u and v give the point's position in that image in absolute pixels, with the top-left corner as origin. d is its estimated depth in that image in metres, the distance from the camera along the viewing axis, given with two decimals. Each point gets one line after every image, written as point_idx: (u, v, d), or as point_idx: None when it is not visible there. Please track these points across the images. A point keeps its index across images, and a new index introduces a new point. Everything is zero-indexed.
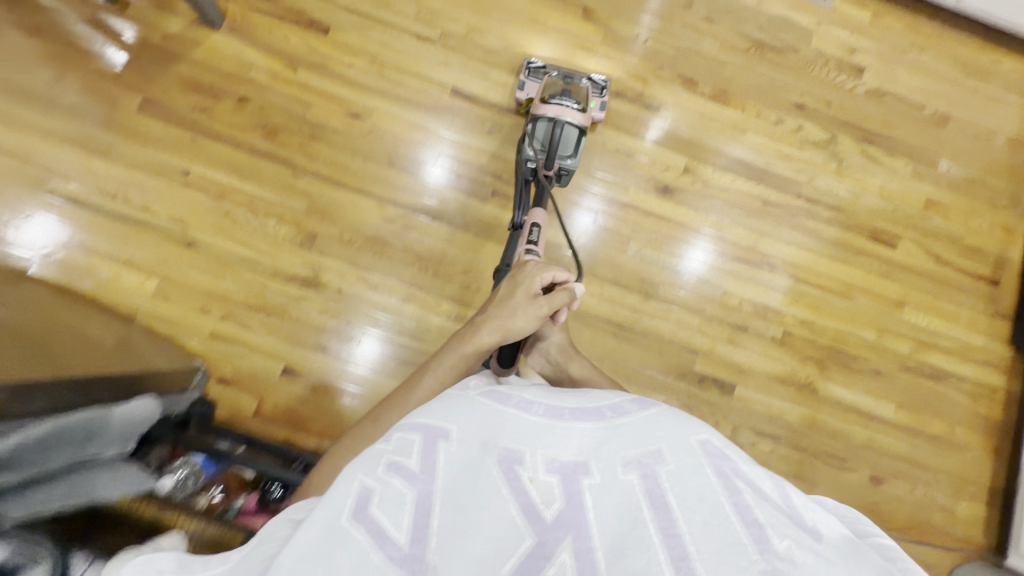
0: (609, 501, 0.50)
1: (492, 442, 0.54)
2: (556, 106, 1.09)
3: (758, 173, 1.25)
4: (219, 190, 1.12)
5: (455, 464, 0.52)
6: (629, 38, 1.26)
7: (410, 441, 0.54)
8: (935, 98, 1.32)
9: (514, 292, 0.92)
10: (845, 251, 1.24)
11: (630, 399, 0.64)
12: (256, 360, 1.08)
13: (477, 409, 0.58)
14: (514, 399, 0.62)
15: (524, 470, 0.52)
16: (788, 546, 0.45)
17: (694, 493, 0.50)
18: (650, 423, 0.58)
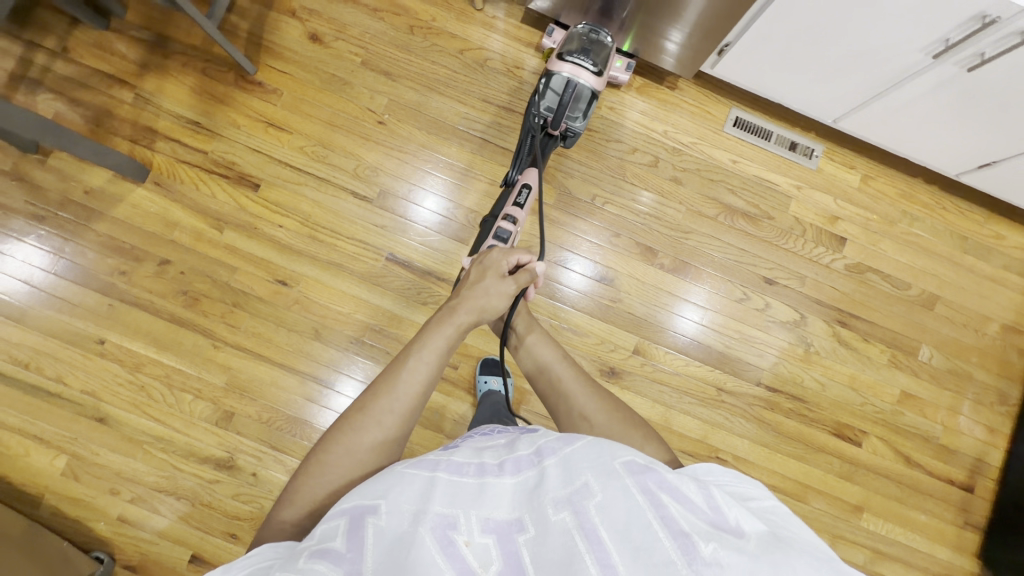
0: (546, 554, 0.43)
1: (421, 507, 0.46)
2: (571, 65, 0.99)
3: (715, 355, 1.16)
4: (134, 362, 1.07)
5: (388, 539, 0.44)
6: (584, 202, 1.17)
7: (336, 526, 0.45)
8: (922, 276, 1.20)
9: (484, 273, 0.80)
10: (805, 447, 1.15)
11: (557, 434, 0.54)
12: (163, 547, 1.04)
13: (399, 474, 0.49)
14: (444, 460, 0.51)
15: (459, 534, 0.45)
16: (715, 553, 0.40)
17: (624, 519, 0.43)
18: (577, 454, 0.49)
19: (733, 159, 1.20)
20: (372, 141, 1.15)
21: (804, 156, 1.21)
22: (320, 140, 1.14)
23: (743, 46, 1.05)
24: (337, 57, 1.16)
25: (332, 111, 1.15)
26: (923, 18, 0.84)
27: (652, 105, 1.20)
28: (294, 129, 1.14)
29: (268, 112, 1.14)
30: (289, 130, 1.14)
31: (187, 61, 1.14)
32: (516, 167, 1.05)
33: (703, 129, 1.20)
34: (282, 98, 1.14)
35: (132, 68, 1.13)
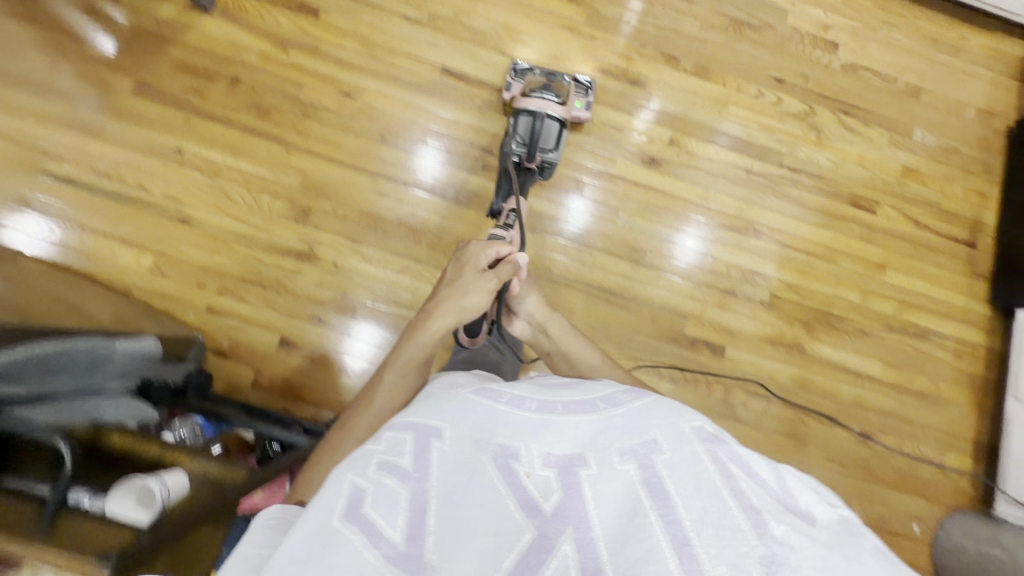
0: (608, 493, 0.47)
1: (485, 439, 0.52)
2: (537, 100, 1.15)
3: (742, 144, 1.29)
4: (213, 169, 1.14)
5: (452, 461, 0.49)
6: (610, 21, 1.31)
7: (401, 441, 0.51)
8: (906, 72, 1.38)
9: (461, 271, 0.94)
10: (828, 217, 1.28)
11: (623, 391, 0.63)
12: (253, 333, 1.09)
13: (469, 407, 0.56)
14: (506, 395, 0.60)
15: (520, 466, 0.50)
16: (785, 533, 0.43)
17: (691, 481, 0.47)
18: (642, 412, 0.56)
19: None
20: None
21: None
22: None
23: None
24: None
25: None
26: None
27: None
28: None
29: None
30: None
31: None
32: (499, 195, 1.15)
33: None
34: None
35: None
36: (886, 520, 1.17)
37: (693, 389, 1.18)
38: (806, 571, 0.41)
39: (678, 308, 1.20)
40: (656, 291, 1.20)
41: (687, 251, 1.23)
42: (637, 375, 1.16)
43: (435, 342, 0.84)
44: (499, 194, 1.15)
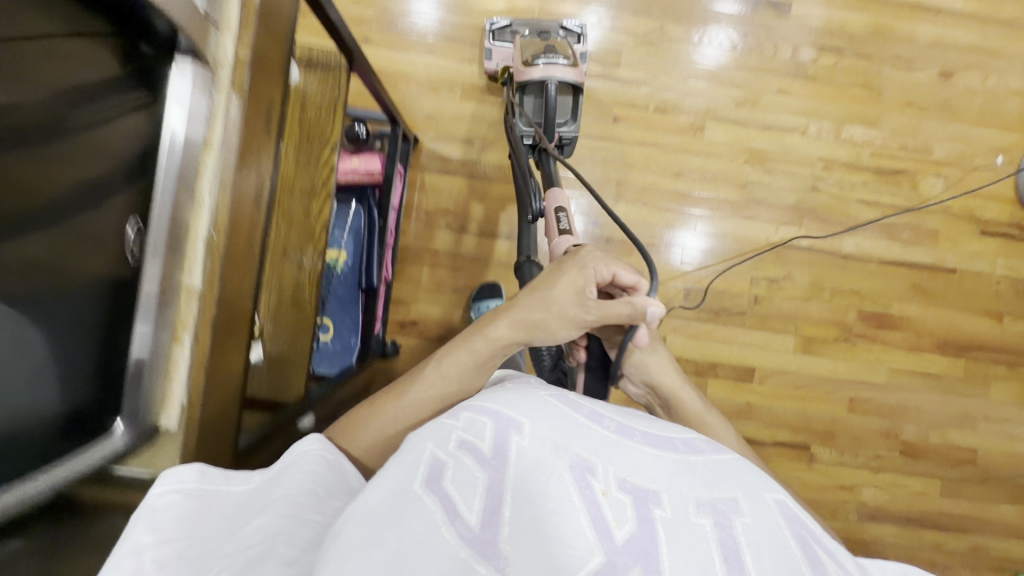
0: (682, 539, 0.37)
1: (564, 444, 0.43)
2: (542, 67, 0.88)
3: None
4: None
5: (529, 458, 0.42)
6: None
7: (481, 425, 0.45)
8: None
9: (554, 282, 0.60)
10: None
11: (705, 437, 0.51)
12: None
13: (549, 408, 0.48)
14: (587, 410, 0.51)
15: (597, 482, 0.40)
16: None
17: (775, 549, 0.36)
18: (726, 468, 0.45)
19: None
20: None
21: None
22: None
23: None
24: None
25: None
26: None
27: None
28: None
29: None
30: None
31: None
32: (531, 191, 0.76)
33: None
34: None
35: None
36: (969, 158, 1.15)
37: (759, 56, 1.13)
38: None
39: None
40: None
41: None
42: (697, 50, 1.12)
43: (492, 356, 0.60)
44: (530, 191, 0.76)
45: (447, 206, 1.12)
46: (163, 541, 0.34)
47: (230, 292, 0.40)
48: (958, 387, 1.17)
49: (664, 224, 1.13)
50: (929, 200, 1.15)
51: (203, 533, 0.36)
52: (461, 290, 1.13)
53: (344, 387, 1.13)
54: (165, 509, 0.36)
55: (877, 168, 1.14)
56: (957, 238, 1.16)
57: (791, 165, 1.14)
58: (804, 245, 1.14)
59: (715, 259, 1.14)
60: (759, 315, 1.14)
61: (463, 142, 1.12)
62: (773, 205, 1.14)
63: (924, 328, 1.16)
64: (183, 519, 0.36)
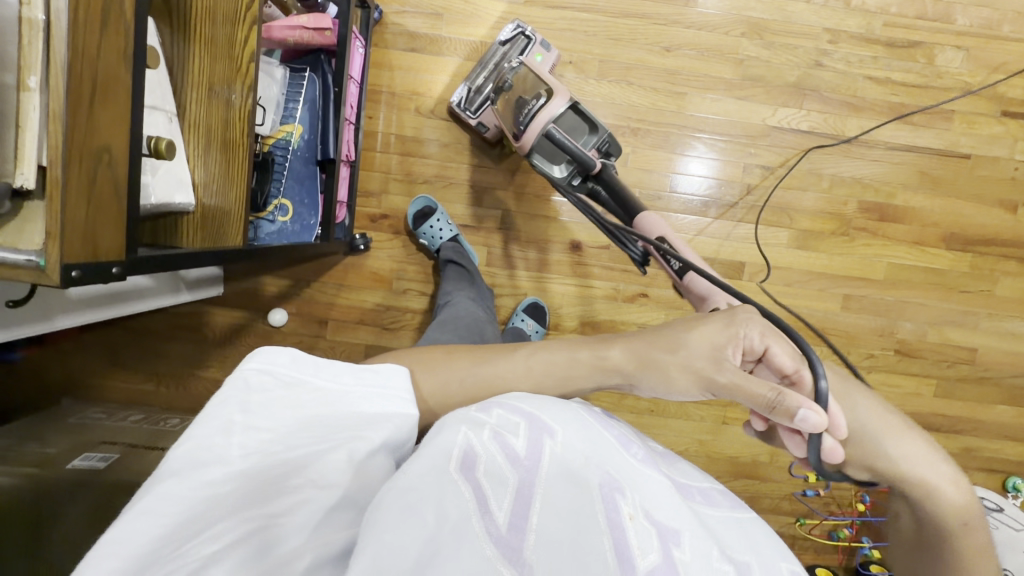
0: None
1: (600, 458, 0.38)
2: (539, 115, 0.79)
3: None
4: None
5: (562, 467, 0.37)
6: None
7: (512, 422, 0.39)
8: None
9: (686, 328, 0.48)
10: None
11: (723, 490, 0.44)
12: None
13: (590, 419, 0.42)
14: (615, 428, 0.44)
15: (626, 504, 0.35)
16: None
17: None
18: (740, 523, 0.40)
19: None
20: None
21: None
22: None
23: None
24: None
25: None
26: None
27: None
28: None
29: None
30: None
31: None
32: (625, 240, 0.84)
33: None
34: None
35: None
36: (994, 27, 1.03)
37: None
38: None
39: None
40: None
41: None
42: None
43: (596, 372, 0.48)
44: (625, 240, 0.84)
45: (416, 89, 1.04)
46: (248, 427, 0.36)
47: (93, 55, 0.35)
48: (961, 284, 1.10)
49: (650, 106, 1.04)
50: (945, 77, 1.04)
51: (282, 432, 0.37)
52: (433, 181, 1.07)
53: (314, 284, 1.10)
54: (258, 392, 0.39)
55: (890, 41, 1.03)
56: (974, 120, 1.05)
57: (793, 37, 1.03)
58: (803, 129, 1.05)
59: (704, 146, 1.06)
60: (750, 208, 1.07)
61: (430, 16, 1.02)
62: (770, 84, 1.04)
63: (930, 220, 1.08)
64: (270, 403, 0.38)
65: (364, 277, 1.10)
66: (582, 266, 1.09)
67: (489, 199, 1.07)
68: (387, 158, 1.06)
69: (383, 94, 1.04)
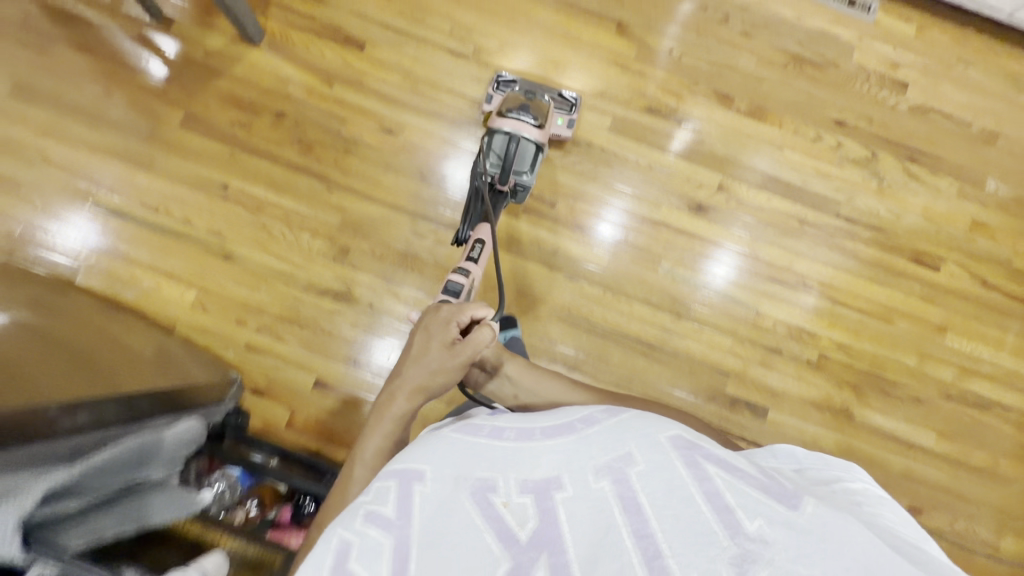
0: (580, 511, 0.50)
1: (465, 475, 0.55)
2: (513, 121, 1.07)
3: (791, 189, 1.22)
4: (255, 204, 1.14)
5: (430, 506, 0.51)
6: (661, 55, 1.25)
7: (387, 488, 0.54)
8: (983, 115, 1.27)
9: (427, 348, 0.77)
10: (886, 273, 1.21)
11: (604, 411, 0.65)
12: (290, 371, 1.09)
13: (452, 444, 0.59)
14: (487, 427, 0.63)
15: (497, 496, 0.52)
16: (761, 529, 0.44)
17: (662, 488, 0.49)
18: (618, 429, 0.59)
19: (798, 15, 1.28)
20: (465, 4, 1.24)
21: (863, 10, 1.29)
22: (418, 5, 1.23)
23: None
24: None
25: None
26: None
27: None
28: None
29: None
30: None
31: None
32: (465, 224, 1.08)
33: None
34: None
35: None
36: None
37: None
38: (785, 563, 0.41)
39: (719, 366, 1.15)
40: (698, 346, 1.16)
41: (728, 300, 1.18)
42: None
43: (397, 426, 0.72)
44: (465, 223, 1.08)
45: None
46: None
47: None
48: None
49: None
50: None
51: None
52: None
53: None
54: None
55: None
56: None
57: None
58: None
59: None
60: None
61: None
62: None
63: None
64: None
65: None
66: None
67: None
68: None
69: None
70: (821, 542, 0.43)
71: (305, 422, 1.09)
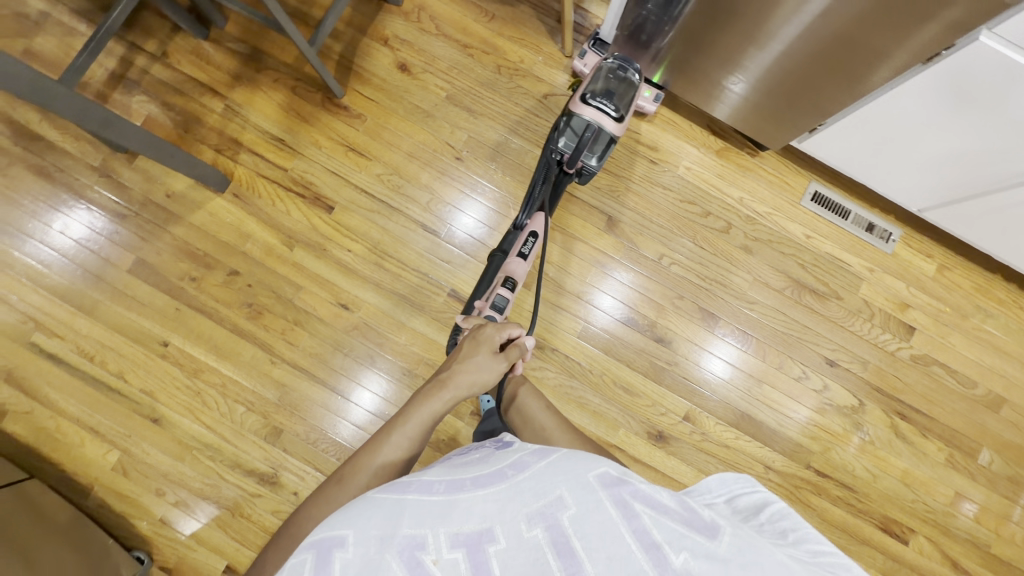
0: (516, 564, 0.44)
1: (390, 533, 0.47)
2: (594, 110, 0.97)
3: (763, 428, 1.13)
4: (193, 367, 1.10)
5: (350, 569, 0.45)
6: (650, 259, 1.16)
7: (304, 562, 0.46)
8: (990, 376, 1.17)
9: (476, 349, 0.86)
10: (849, 538, 1.12)
11: (532, 452, 0.59)
12: (200, 553, 1.06)
13: (373, 506, 0.51)
14: (415, 484, 0.55)
15: (428, 554, 0.46)
16: (686, 564, 0.41)
17: (596, 528, 0.45)
18: (549, 468, 0.53)
19: (806, 234, 1.18)
20: (446, 175, 1.16)
21: (881, 238, 1.18)
22: (397, 168, 1.15)
23: (838, 127, 1.01)
24: (423, 89, 1.17)
25: (410, 141, 1.16)
26: (1012, 140, 0.82)
27: (729, 169, 1.18)
28: (372, 155, 1.15)
29: (351, 136, 1.15)
30: (368, 155, 1.15)
31: (277, 77, 1.16)
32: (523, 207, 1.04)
33: (779, 200, 1.18)
34: (364, 122, 1.16)
35: (224, 79, 1.15)
36: None
37: None
38: None
39: None
40: None
41: None
42: None
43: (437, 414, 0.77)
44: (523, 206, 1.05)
45: None
46: None
47: None
48: None
49: None
50: None
51: None
52: None
53: None
54: None
55: None
56: None
57: None
58: None
59: None
60: None
61: None
62: None
63: None
64: None
65: None
66: None
67: None
68: None
69: None
70: (743, 572, 0.41)
71: None
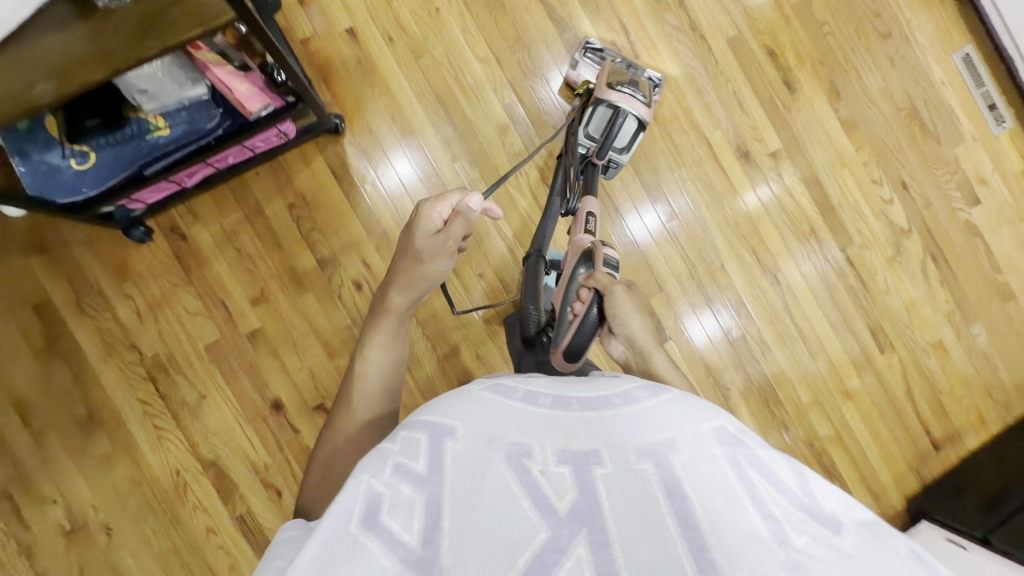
0: (622, 491, 0.35)
1: (495, 433, 0.39)
2: (623, 95, 1.05)
3: (825, 202, 1.25)
4: None
5: (460, 460, 0.37)
6: (815, 22, 1.26)
7: (412, 440, 0.39)
8: (1014, 273, 1.30)
9: (411, 236, 0.75)
10: (842, 325, 1.24)
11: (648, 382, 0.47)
12: (336, 5, 1.12)
13: (482, 403, 0.42)
14: (520, 391, 0.45)
15: (535, 462, 0.37)
16: (808, 547, 0.30)
17: (714, 484, 0.34)
18: (666, 408, 0.41)
19: (943, 80, 1.29)
20: None
21: (995, 120, 1.31)
22: None
23: None
24: None
25: None
26: None
27: None
28: None
29: None
30: None
31: None
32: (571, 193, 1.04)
33: (937, 41, 1.30)
34: None
35: None
36: None
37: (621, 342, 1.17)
38: None
39: (661, 280, 1.20)
40: (657, 248, 1.20)
41: (708, 238, 1.21)
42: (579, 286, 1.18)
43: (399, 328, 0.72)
44: (571, 192, 1.04)
45: (305, 194, 1.09)
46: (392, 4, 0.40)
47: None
48: None
49: (426, 378, 1.11)
50: None
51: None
52: (240, 256, 1.07)
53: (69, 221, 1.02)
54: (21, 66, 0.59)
55: None
56: None
57: None
58: None
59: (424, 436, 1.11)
60: None
61: (369, 169, 1.11)
62: None
63: None
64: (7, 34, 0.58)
65: (108, 254, 1.04)
66: (264, 424, 1.05)
67: (261, 310, 1.07)
68: (227, 213, 1.07)
69: (280, 172, 1.09)
70: None
71: (316, 53, 1.11)
